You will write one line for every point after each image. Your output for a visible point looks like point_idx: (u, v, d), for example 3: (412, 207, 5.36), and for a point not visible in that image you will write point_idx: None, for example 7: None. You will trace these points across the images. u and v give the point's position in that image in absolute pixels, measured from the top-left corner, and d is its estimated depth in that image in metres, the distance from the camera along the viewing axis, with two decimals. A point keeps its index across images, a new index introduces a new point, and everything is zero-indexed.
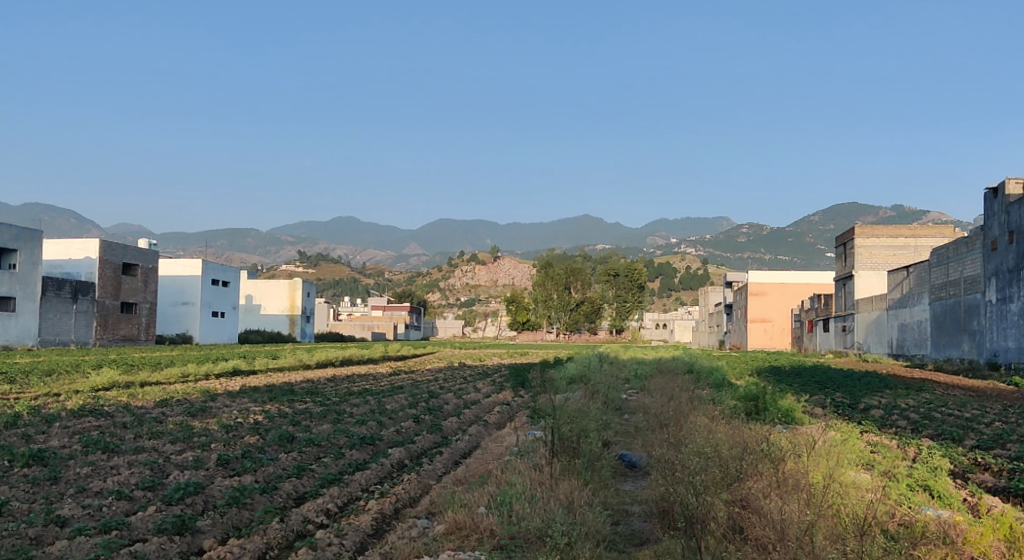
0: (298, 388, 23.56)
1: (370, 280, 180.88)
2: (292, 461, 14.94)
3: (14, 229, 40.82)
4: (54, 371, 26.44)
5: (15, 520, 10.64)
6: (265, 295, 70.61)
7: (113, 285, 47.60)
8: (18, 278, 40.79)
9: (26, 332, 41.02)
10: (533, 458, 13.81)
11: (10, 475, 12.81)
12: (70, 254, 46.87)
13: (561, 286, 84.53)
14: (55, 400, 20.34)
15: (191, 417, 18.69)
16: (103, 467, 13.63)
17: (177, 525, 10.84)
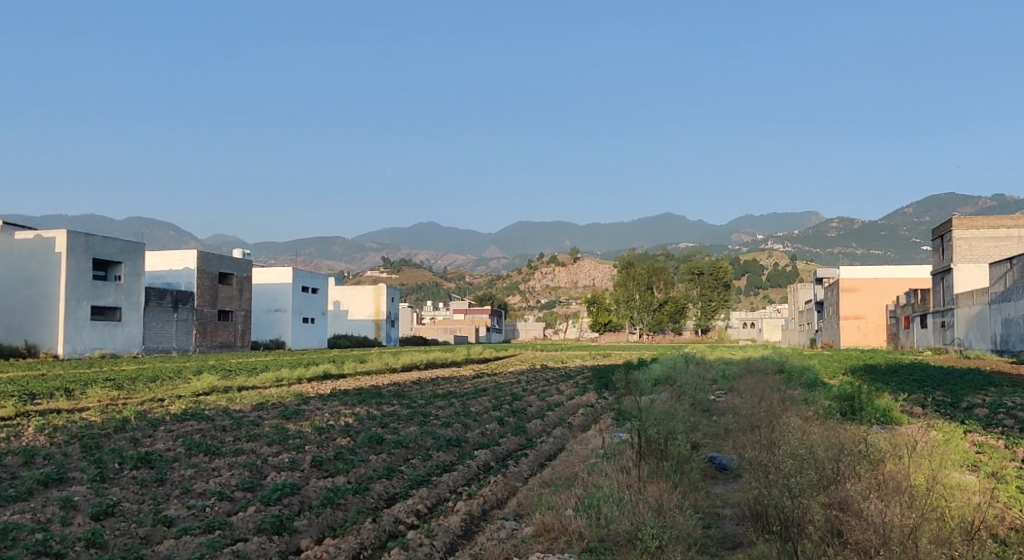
0: (385, 391, 23.99)
1: (452, 284, 183.18)
2: (382, 462, 15.23)
3: (119, 242, 42.39)
4: (158, 376, 27.59)
5: (126, 520, 11.14)
6: (352, 300, 72.05)
7: (210, 294, 49.28)
8: (124, 289, 42.47)
9: (132, 340, 42.76)
10: (620, 460, 13.74)
11: (120, 477, 13.41)
12: (170, 264, 48.75)
13: (643, 286, 83.41)
14: (160, 405, 21.20)
15: (286, 420, 19.22)
16: (205, 468, 14.15)
17: (276, 525, 11.17)
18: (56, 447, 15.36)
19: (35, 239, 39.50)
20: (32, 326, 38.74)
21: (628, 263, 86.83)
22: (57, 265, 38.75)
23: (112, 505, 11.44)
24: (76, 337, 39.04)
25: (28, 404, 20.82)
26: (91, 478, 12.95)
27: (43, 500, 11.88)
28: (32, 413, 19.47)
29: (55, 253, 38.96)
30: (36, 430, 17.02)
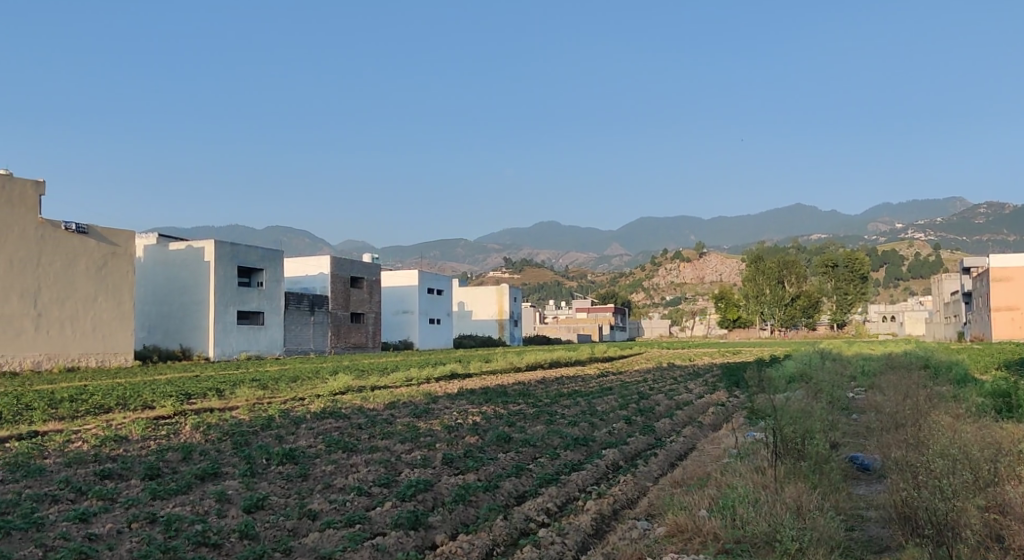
0: (511, 390, 24.18)
1: (574, 282, 183.60)
2: (511, 460, 15.36)
3: (261, 250, 44.34)
4: (298, 376, 28.80)
5: (274, 514, 11.67)
6: (477, 300, 73.13)
7: (344, 297, 51.04)
8: (266, 295, 44.47)
9: (273, 343, 44.79)
10: (755, 460, 13.38)
11: (267, 472, 14.05)
12: (306, 270, 50.85)
13: (774, 281, 81.22)
14: (300, 403, 22.13)
15: (418, 418, 19.66)
16: (344, 464, 14.66)
17: (412, 520, 11.44)
18: (210, 443, 16.25)
19: (186, 249, 41.86)
20: (185, 330, 41.13)
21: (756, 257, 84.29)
22: (207, 273, 40.94)
23: (261, 499, 12.01)
24: (224, 340, 41.21)
25: (184, 403, 22.14)
26: (243, 473, 13.62)
27: (199, 493, 12.59)
28: (187, 412, 20.70)
29: (204, 261, 41.15)
30: (192, 427, 18.06)
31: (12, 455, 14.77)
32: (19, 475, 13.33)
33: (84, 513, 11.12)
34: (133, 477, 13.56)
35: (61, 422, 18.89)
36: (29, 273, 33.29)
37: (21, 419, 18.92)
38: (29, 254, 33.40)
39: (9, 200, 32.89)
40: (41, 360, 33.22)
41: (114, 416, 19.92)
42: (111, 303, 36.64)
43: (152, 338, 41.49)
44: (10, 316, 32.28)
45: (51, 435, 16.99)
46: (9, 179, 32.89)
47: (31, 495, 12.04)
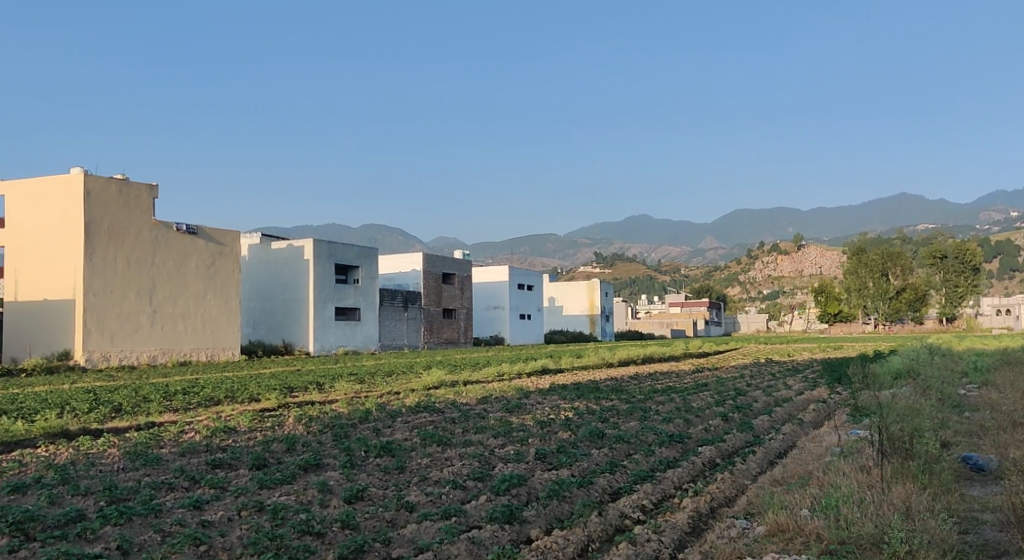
0: (604, 386, 24.03)
1: (668, 276, 181.22)
2: (605, 456, 15.25)
3: (355, 248, 45.22)
4: (392, 371, 29.32)
5: (373, 504, 11.89)
6: (567, 295, 73.02)
7: (436, 293, 51.67)
8: (361, 291, 45.39)
9: (369, 338, 45.75)
10: (860, 459, 12.93)
11: (366, 464, 14.32)
12: (400, 267, 51.74)
13: (879, 273, 78.82)
14: (396, 398, 22.51)
15: (510, 413, 19.73)
16: (439, 458, 14.84)
17: (507, 514, 11.46)
18: (312, 435, 16.67)
19: (287, 247, 43.07)
20: (287, 326, 42.40)
21: (859, 249, 82.01)
22: (306, 271, 42.03)
23: (360, 490, 12.25)
24: (324, 335, 42.32)
25: (287, 396, 22.80)
26: (343, 465, 13.93)
27: (303, 483, 12.92)
28: (290, 405, 21.30)
29: (303, 259, 42.26)
30: (294, 419, 18.58)
31: (132, 444, 15.48)
32: (137, 463, 13.94)
33: (197, 500, 11.54)
34: (241, 467, 14.03)
35: (175, 413, 19.72)
36: (145, 273, 34.81)
37: (139, 411, 19.82)
38: (144, 254, 34.91)
39: (125, 203, 34.39)
40: (156, 355, 34.83)
41: (222, 408, 20.65)
42: (219, 300, 38.04)
43: (256, 334, 42.94)
44: (127, 313, 33.89)
45: (166, 426, 17.74)
46: (125, 183, 34.38)
47: (148, 482, 12.58)
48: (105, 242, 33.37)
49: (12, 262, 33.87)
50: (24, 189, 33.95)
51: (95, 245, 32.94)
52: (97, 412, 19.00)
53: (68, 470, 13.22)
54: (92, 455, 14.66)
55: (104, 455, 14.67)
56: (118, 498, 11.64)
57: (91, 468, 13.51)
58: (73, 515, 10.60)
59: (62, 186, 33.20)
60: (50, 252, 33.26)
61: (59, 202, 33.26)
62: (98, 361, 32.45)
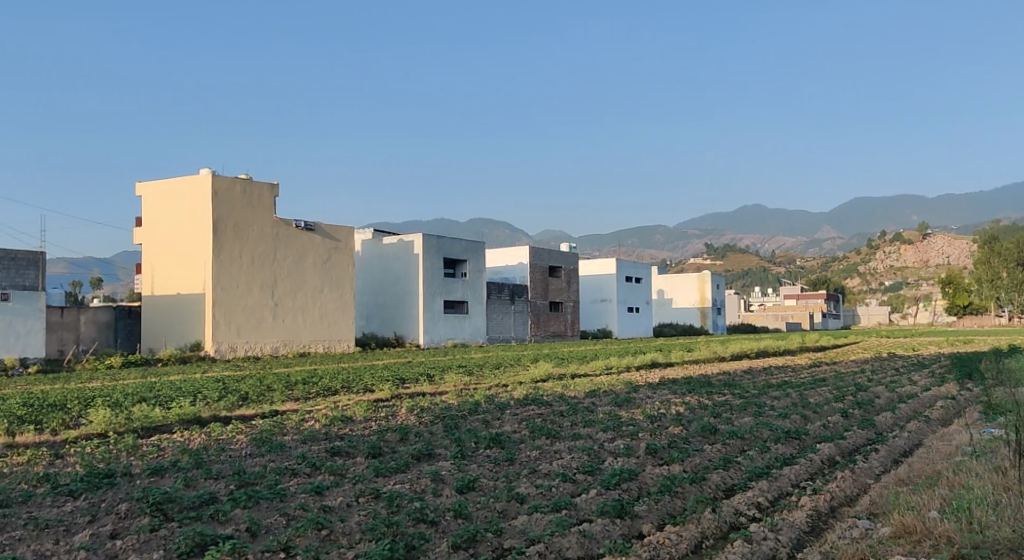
0: (716, 380, 23.53)
1: (782, 267, 176.31)
2: (718, 452, 14.92)
3: (463, 242, 45.67)
4: (500, 363, 29.55)
5: (485, 495, 11.99)
6: (677, 288, 71.89)
7: (543, 286, 51.74)
8: (469, 285, 45.88)
9: (477, 331, 46.27)
10: (994, 459, 12.20)
11: (476, 455, 14.45)
12: (507, 260, 52.04)
13: (1013, 263, 74.63)
14: (504, 390, 22.66)
15: (619, 407, 19.55)
16: (548, 450, 14.84)
17: (618, 509, 11.32)
18: (424, 425, 16.95)
19: (397, 242, 43.84)
20: (398, 319, 43.33)
21: (991, 237, 77.78)
22: (415, 265, 42.73)
23: (472, 481, 12.36)
24: (433, 328, 43.04)
25: (399, 387, 23.28)
26: (454, 455, 14.11)
27: (416, 473, 13.14)
28: (403, 396, 21.72)
29: (413, 254, 42.95)
30: (407, 410, 18.96)
31: (257, 431, 16.11)
32: (263, 449, 14.48)
33: (319, 486, 11.89)
34: (358, 454, 14.39)
35: (296, 402, 20.43)
36: (267, 268, 36.18)
37: (263, 399, 20.62)
38: (266, 251, 36.26)
39: (249, 202, 35.74)
40: (278, 346, 36.25)
41: (339, 398, 21.26)
42: (335, 294, 39.18)
43: (369, 327, 44.07)
44: (252, 306, 35.35)
45: (288, 414, 18.38)
46: (248, 182, 35.73)
47: (273, 468, 13.05)
48: (230, 239, 34.80)
49: (149, 258, 35.78)
50: (158, 189, 35.79)
51: (222, 242, 34.43)
52: (226, 399, 19.88)
53: (202, 454, 13.87)
54: (222, 440, 15.34)
55: (232, 441, 15.33)
56: (246, 482, 12.12)
57: (221, 453, 14.12)
58: (207, 498, 11.08)
59: (193, 187, 34.80)
60: (182, 249, 34.97)
61: (190, 202, 34.89)
62: (227, 352, 34.03)
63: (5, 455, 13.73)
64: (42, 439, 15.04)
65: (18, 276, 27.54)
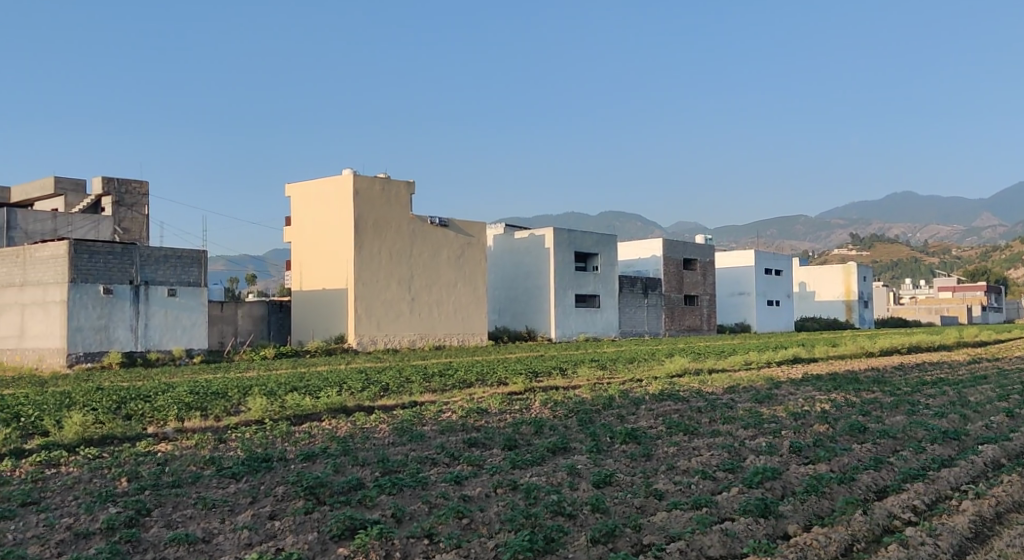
0: (865, 377, 22.46)
1: (935, 258, 166.74)
2: (868, 452, 14.24)
3: (594, 235, 45.48)
4: (635, 358, 29.29)
5: (623, 490, 11.90)
6: (821, 281, 69.16)
7: (677, 280, 50.90)
8: (601, 278, 45.69)
9: (610, 325, 46.05)
10: None
11: (612, 450, 14.35)
12: (640, 253, 51.52)
13: None
14: (639, 384, 22.47)
15: (759, 404, 18.97)
16: (686, 447, 14.57)
17: (762, 508, 11.00)
18: (558, 419, 16.98)
19: (529, 236, 44.06)
20: (530, 313, 43.65)
21: None
22: (547, 259, 42.84)
23: (609, 475, 12.29)
24: (565, 322, 43.13)
25: (533, 380, 23.42)
26: (590, 449, 14.06)
27: (553, 466, 13.17)
28: (536, 389, 21.82)
29: (544, 248, 43.07)
30: (541, 403, 19.03)
31: (399, 420, 16.57)
32: (404, 439, 14.88)
33: (458, 476, 12.11)
34: (495, 446, 14.56)
35: (434, 394, 20.89)
36: (404, 263, 37.16)
37: (403, 390, 21.19)
38: (403, 247, 37.25)
39: (388, 200, 36.79)
40: (415, 339, 37.22)
41: (475, 390, 21.62)
42: (468, 288, 39.82)
43: (502, 320, 44.66)
44: (391, 300, 36.43)
45: (426, 405, 18.82)
46: (386, 181, 36.77)
47: (415, 457, 13.38)
48: (370, 236, 35.94)
49: (296, 255, 37.48)
50: (304, 189, 37.45)
51: (363, 239, 35.63)
52: (368, 390, 20.59)
53: (349, 442, 14.39)
54: (367, 429, 15.88)
55: (376, 429, 15.84)
56: (390, 470, 12.48)
57: (367, 441, 14.62)
58: (355, 483, 11.49)
59: (336, 187, 36.14)
60: (326, 246, 36.42)
61: (333, 201, 36.31)
62: (368, 345, 35.25)
63: (175, 439, 14.67)
64: (207, 425, 15.97)
65: (183, 273, 29.29)
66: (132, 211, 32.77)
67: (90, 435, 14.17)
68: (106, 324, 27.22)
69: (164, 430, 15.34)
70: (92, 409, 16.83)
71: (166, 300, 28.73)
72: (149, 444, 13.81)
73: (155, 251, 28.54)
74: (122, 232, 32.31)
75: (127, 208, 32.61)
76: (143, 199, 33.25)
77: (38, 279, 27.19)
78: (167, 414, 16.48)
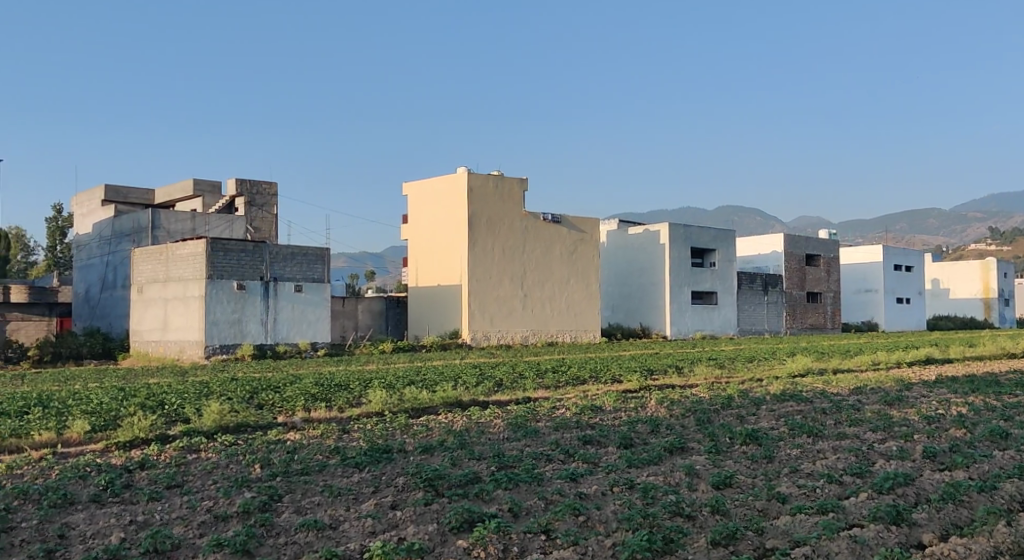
0: (1006, 379, 21.12)
1: None
2: (1011, 460, 13.37)
3: (711, 231, 44.52)
4: (754, 357, 28.56)
5: (743, 492, 11.58)
6: (956, 278, 65.64)
7: (799, 276, 49.29)
8: (719, 275, 44.74)
9: (728, 322, 45.04)
10: None
11: (732, 451, 14.00)
12: (760, 249, 50.18)
13: None
14: (760, 384, 21.91)
15: (889, 406, 18.14)
16: (810, 449, 14.07)
17: (893, 515, 10.51)
18: (676, 418, 16.70)
19: (643, 232, 43.50)
20: (645, 310, 43.16)
21: None
22: (662, 255, 42.22)
23: (729, 476, 11.99)
24: (681, 319, 42.44)
25: (648, 378, 23.14)
26: (708, 450, 13.76)
27: (670, 466, 12.95)
28: (652, 387, 21.56)
29: (659, 244, 42.45)
30: (657, 401, 18.75)
31: (513, 416, 16.66)
32: (519, 434, 14.93)
33: (574, 473, 12.05)
34: (610, 444, 14.44)
35: (548, 390, 20.91)
36: (518, 259, 37.37)
37: (516, 386, 21.32)
38: (517, 243, 37.44)
39: (502, 197, 37.06)
40: (528, 336, 37.45)
41: (589, 387, 21.51)
42: (582, 285, 39.68)
43: (615, 317, 44.37)
44: (504, 297, 36.76)
45: (541, 401, 18.88)
46: (500, 178, 37.01)
47: (530, 453, 13.42)
48: (483, 232, 36.31)
49: (413, 252, 38.29)
50: (421, 187, 38.18)
51: (478, 237, 36.04)
52: (483, 385, 20.80)
53: (465, 436, 14.56)
54: (482, 423, 16.04)
55: (491, 424, 15.97)
56: (506, 465, 12.55)
57: (482, 436, 14.75)
58: (472, 477, 11.61)
59: (451, 185, 36.65)
60: (441, 243, 37.02)
61: (448, 199, 36.84)
62: (482, 340, 35.69)
63: (302, 428, 15.20)
64: (331, 415, 16.49)
65: (307, 269, 30.32)
66: (263, 211, 34.18)
67: (226, 423, 14.84)
68: (239, 318, 28.53)
69: (293, 420, 15.92)
70: (228, 398, 17.66)
71: (293, 295, 29.83)
72: (279, 433, 14.35)
73: (282, 249, 29.64)
74: (254, 231, 33.75)
75: (258, 208, 34.06)
76: (272, 199, 34.64)
77: (179, 275, 28.68)
78: (295, 405, 17.10)
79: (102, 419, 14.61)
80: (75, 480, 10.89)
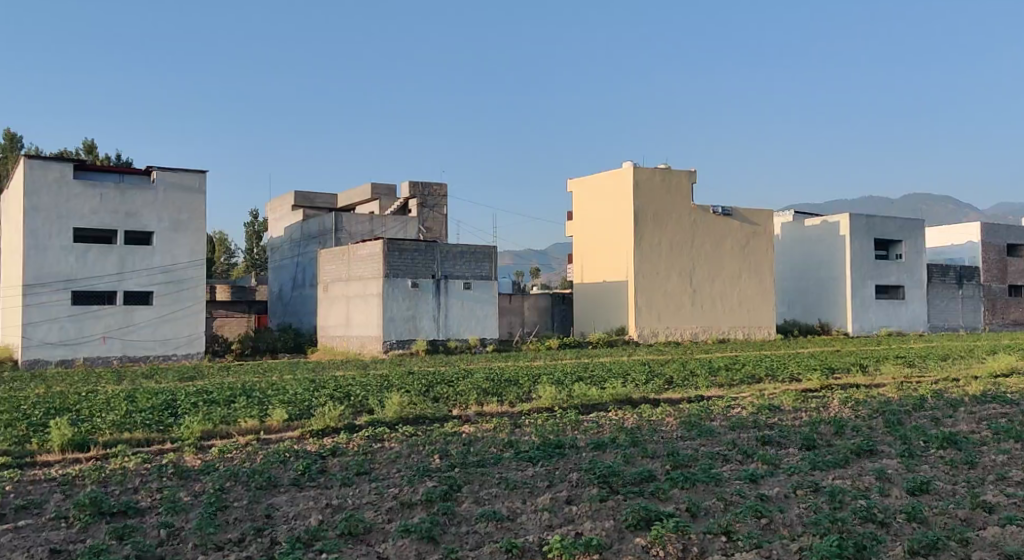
0: None
1: None
2: None
3: (897, 221, 41.92)
4: (948, 355, 26.51)
5: (943, 499, 10.78)
6: None
7: (1000, 268, 45.53)
8: (906, 268, 42.09)
9: (917, 318, 42.31)
10: None
11: (928, 455, 13.09)
12: (953, 239, 46.92)
13: None
14: (955, 384, 20.43)
15: None
16: (1020, 456, 12.87)
17: None
18: (862, 419, 15.81)
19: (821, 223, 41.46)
20: (823, 306, 41.19)
21: None
22: (842, 248, 40.19)
23: (925, 483, 11.21)
24: (863, 315, 40.23)
25: (830, 377, 22.03)
26: (901, 453, 12.91)
27: (859, 469, 12.25)
28: (834, 387, 20.52)
29: (839, 236, 40.38)
30: (841, 402, 17.82)
31: (686, 414, 16.30)
32: (693, 433, 14.59)
33: (754, 474, 11.62)
34: (791, 445, 13.83)
35: (721, 388, 20.37)
36: (686, 254, 36.62)
37: (689, 383, 20.90)
38: (685, 238, 36.71)
39: (669, 190, 36.42)
40: (698, 332, 36.66)
41: (766, 386, 20.75)
42: (754, 279, 38.37)
43: (791, 313, 42.67)
44: (673, 293, 36.17)
45: (715, 400, 18.39)
46: (667, 172, 36.41)
47: (706, 452, 13.07)
48: (651, 228, 35.84)
49: (580, 249, 38.32)
50: (586, 184, 38.13)
51: (646, 232, 35.64)
52: (654, 382, 20.52)
53: (637, 434, 14.38)
54: (655, 421, 15.80)
55: (664, 422, 15.69)
56: (681, 464, 12.28)
57: (655, 434, 14.52)
58: (647, 475, 11.46)
59: (618, 181, 36.37)
60: (608, 239, 36.86)
61: (614, 194, 36.59)
62: (650, 337, 35.30)
63: (477, 421, 15.53)
64: (503, 409, 16.75)
65: (477, 267, 30.94)
66: (434, 212, 35.32)
67: (406, 414, 15.38)
68: (414, 315, 29.57)
69: (467, 413, 16.28)
70: (407, 390, 18.33)
71: (463, 293, 30.59)
72: (456, 426, 14.72)
73: (453, 248, 30.41)
74: (426, 231, 34.95)
75: (431, 209, 35.20)
76: (443, 200, 35.68)
77: (359, 274, 30.01)
78: (468, 399, 17.50)
79: (297, 408, 15.51)
80: (277, 465, 11.60)
